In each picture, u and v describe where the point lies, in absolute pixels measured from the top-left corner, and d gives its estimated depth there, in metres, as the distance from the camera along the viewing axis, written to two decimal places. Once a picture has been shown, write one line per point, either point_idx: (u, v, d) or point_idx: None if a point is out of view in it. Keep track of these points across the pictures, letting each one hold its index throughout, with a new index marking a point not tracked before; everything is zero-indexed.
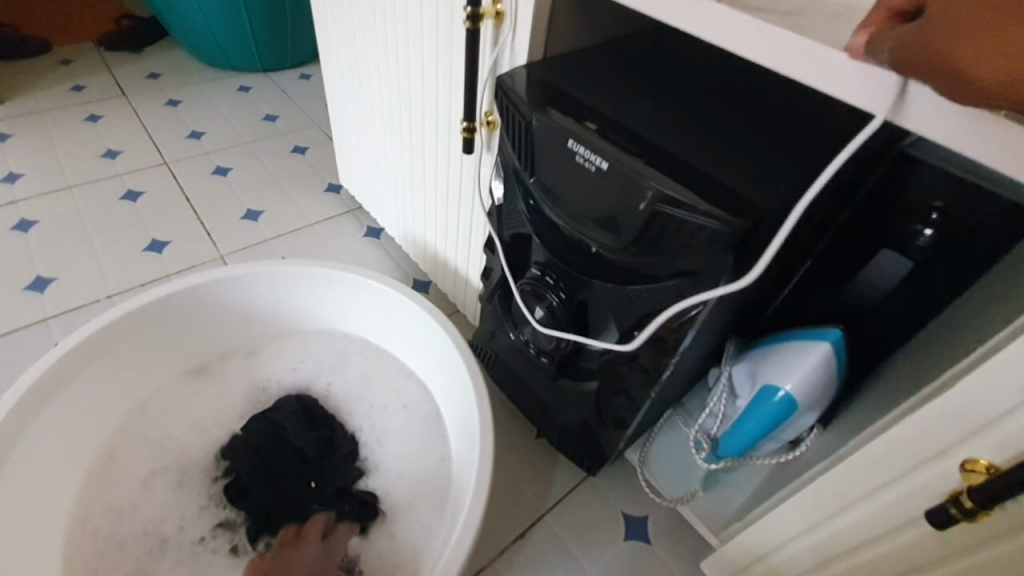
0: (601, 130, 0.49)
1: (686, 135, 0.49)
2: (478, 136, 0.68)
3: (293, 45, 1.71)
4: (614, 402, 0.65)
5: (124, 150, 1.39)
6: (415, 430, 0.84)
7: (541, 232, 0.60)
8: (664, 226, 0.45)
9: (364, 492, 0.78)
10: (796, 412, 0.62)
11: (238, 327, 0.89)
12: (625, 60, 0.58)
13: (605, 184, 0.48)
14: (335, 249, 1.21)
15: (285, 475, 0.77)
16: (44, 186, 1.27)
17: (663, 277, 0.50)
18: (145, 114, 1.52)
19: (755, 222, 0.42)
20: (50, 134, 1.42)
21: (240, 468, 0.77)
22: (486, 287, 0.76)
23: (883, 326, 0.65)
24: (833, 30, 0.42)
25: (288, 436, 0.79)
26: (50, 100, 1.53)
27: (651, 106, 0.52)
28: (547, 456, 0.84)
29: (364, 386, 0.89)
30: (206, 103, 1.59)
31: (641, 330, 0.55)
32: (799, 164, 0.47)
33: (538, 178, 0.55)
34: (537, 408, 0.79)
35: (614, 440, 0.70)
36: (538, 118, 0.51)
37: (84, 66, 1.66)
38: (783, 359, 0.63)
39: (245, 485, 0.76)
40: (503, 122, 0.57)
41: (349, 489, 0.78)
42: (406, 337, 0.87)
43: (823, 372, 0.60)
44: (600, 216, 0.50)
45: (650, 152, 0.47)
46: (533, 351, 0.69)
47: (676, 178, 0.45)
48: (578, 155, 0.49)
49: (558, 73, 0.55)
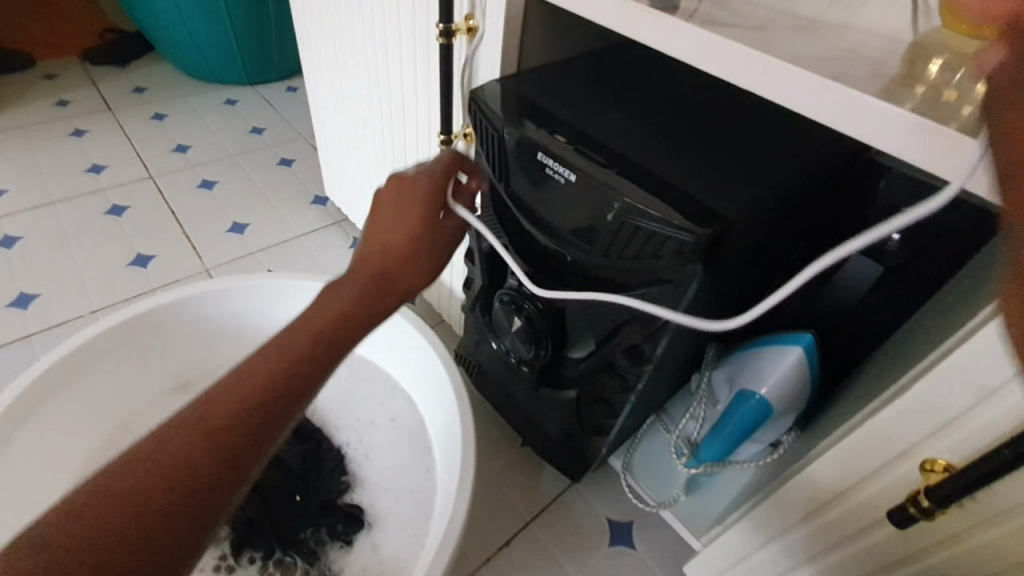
0: (571, 143, 0.50)
1: (654, 147, 0.50)
2: (456, 148, 0.69)
3: (279, 57, 1.72)
4: (594, 409, 0.66)
5: (109, 165, 1.39)
6: (400, 441, 0.84)
7: (517, 242, 0.60)
8: (633, 236, 0.47)
9: (349, 504, 0.79)
10: (772, 416, 0.63)
11: (222, 341, 0.89)
12: (598, 72, 0.59)
13: (577, 196, 0.49)
14: (321, 261, 1.21)
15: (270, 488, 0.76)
16: (28, 203, 1.27)
17: (635, 286, 0.51)
18: (130, 128, 1.52)
19: (719, 232, 0.43)
20: (34, 149, 1.42)
21: None
22: (467, 297, 0.76)
23: (858, 329, 0.66)
24: (791, 43, 0.43)
25: (273, 449, 0.79)
26: (33, 115, 1.52)
27: (621, 118, 0.53)
28: (531, 464, 0.85)
29: (349, 398, 0.89)
30: (192, 116, 1.59)
31: (617, 338, 0.56)
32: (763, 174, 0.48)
33: (512, 190, 0.56)
34: (521, 417, 0.80)
35: (596, 447, 0.71)
36: (511, 130, 0.52)
37: (68, 81, 1.66)
38: (757, 364, 0.64)
39: None
40: (477, 137, 0.58)
41: (333, 502, 0.79)
42: (390, 348, 0.88)
43: (796, 377, 0.61)
44: (572, 227, 0.51)
45: (619, 164, 0.48)
46: (514, 360, 0.70)
47: (643, 189, 0.46)
48: (549, 167, 0.50)
49: (531, 86, 0.56)
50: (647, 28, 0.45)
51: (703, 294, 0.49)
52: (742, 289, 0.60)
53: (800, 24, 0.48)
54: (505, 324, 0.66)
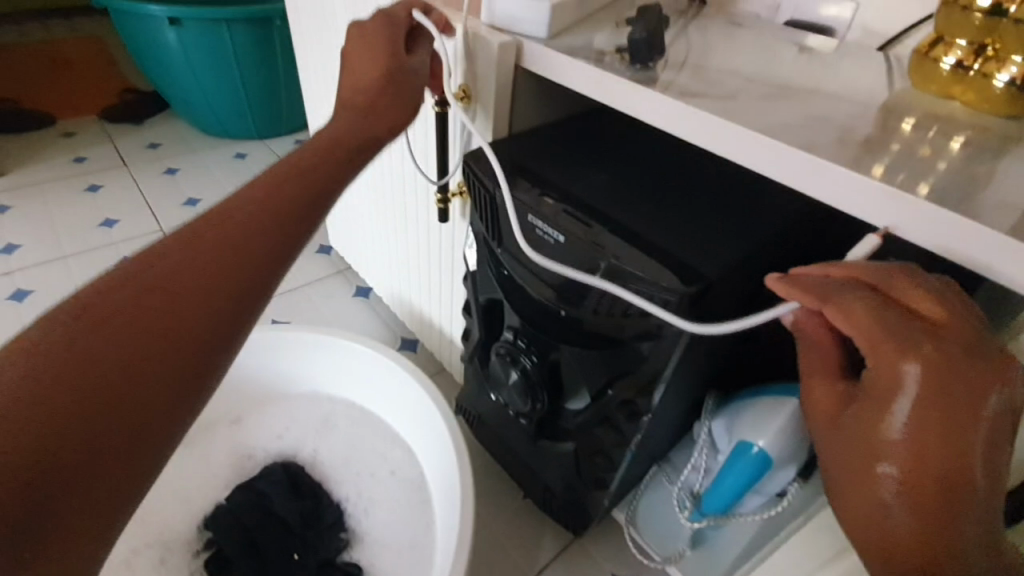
0: (560, 204, 0.52)
1: (639, 206, 0.52)
2: (454, 205, 0.72)
3: (288, 113, 1.80)
4: (593, 462, 0.65)
5: (121, 219, 1.43)
6: (400, 494, 0.84)
7: (511, 297, 0.62)
8: (621, 294, 0.48)
9: (348, 562, 0.77)
10: (773, 467, 0.62)
11: (224, 393, 0.90)
12: (585, 135, 0.62)
13: (566, 255, 0.51)
14: (325, 310, 1.23)
15: (268, 546, 0.76)
16: (41, 257, 1.30)
17: (627, 341, 0.52)
18: (143, 183, 1.57)
19: (704, 290, 0.44)
20: (49, 205, 1.47)
21: (223, 539, 0.76)
22: (466, 348, 0.77)
23: None
24: (763, 112, 0.46)
25: (271, 505, 0.79)
26: (51, 172, 1.58)
27: (608, 179, 0.56)
28: (533, 516, 0.83)
29: (349, 449, 0.89)
30: (203, 170, 1.65)
31: (611, 390, 0.57)
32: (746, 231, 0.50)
33: (505, 248, 0.58)
34: (521, 468, 0.79)
35: (596, 500, 0.70)
36: (501, 192, 0.54)
37: (86, 139, 1.73)
38: (756, 414, 0.64)
39: (227, 556, 0.75)
40: (472, 198, 0.61)
41: (333, 559, 0.77)
42: (391, 399, 0.88)
43: (795, 428, 0.61)
44: (563, 284, 0.53)
45: (606, 224, 0.50)
46: (512, 413, 0.70)
47: (629, 248, 0.48)
48: (539, 228, 0.52)
49: (522, 149, 0.59)
50: (633, 98, 0.49)
51: (694, 348, 0.50)
52: (735, 340, 0.62)
53: (773, 92, 0.51)
54: (501, 377, 0.66)
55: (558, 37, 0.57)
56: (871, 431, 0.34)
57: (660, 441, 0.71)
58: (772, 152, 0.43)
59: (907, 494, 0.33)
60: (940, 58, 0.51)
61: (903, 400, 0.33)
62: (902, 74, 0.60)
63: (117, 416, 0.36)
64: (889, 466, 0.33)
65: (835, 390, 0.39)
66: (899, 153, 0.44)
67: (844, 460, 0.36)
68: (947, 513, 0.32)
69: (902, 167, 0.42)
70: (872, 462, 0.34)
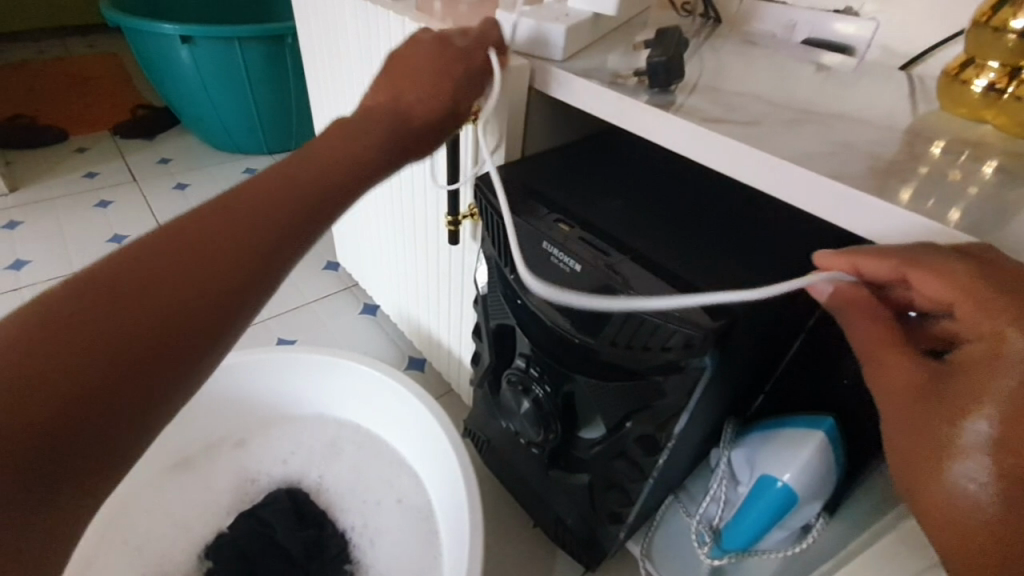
0: (575, 231, 0.51)
1: (657, 234, 0.51)
2: (465, 228, 0.70)
3: (298, 128, 1.80)
4: (607, 495, 0.63)
5: (130, 235, 1.44)
6: (407, 522, 0.81)
7: (523, 324, 0.60)
8: (641, 326, 0.46)
9: None
10: (798, 504, 0.60)
11: (229, 415, 0.88)
12: (600, 158, 0.61)
13: (581, 284, 0.49)
14: (332, 327, 1.22)
15: None
16: (50, 273, 1.31)
17: (645, 373, 0.49)
18: (154, 198, 1.58)
19: (726, 325, 0.43)
20: (60, 220, 1.47)
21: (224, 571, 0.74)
22: (475, 373, 0.75)
23: None
24: (786, 138, 0.45)
25: (275, 534, 0.77)
26: (62, 187, 1.59)
27: (623, 204, 0.54)
28: (544, 547, 0.81)
29: (355, 475, 0.87)
30: (213, 186, 1.65)
31: (628, 423, 0.54)
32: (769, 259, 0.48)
33: (517, 274, 0.56)
34: (531, 497, 0.77)
35: (609, 534, 0.67)
36: (514, 218, 0.53)
37: (98, 154, 1.75)
38: (778, 449, 0.61)
39: None
40: (483, 223, 0.59)
41: None
42: (398, 423, 0.86)
43: (821, 464, 0.59)
44: (578, 313, 0.51)
45: (623, 253, 0.48)
46: (523, 442, 0.68)
47: (648, 278, 0.46)
48: (553, 256, 0.51)
49: (535, 173, 0.58)
50: (656, 125, 0.47)
51: (715, 382, 0.48)
52: (755, 369, 0.59)
53: (796, 117, 0.49)
54: (513, 406, 0.64)
55: (572, 59, 0.55)
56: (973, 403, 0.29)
57: (677, 472, 0.69)
58: (799, 181, 0.41)
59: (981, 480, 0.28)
60: (972, 80, 0.49)
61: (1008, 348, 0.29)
62: (927, 95, 0.59)
63: (92, 412, 0.31)
64: (979, 433, 0.28)
65: (912, 371, 0.33)
66: (931, 180, 0.42)
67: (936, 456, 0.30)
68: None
69: (936, 196, 0.40)
70: (945, 454, 0.29)
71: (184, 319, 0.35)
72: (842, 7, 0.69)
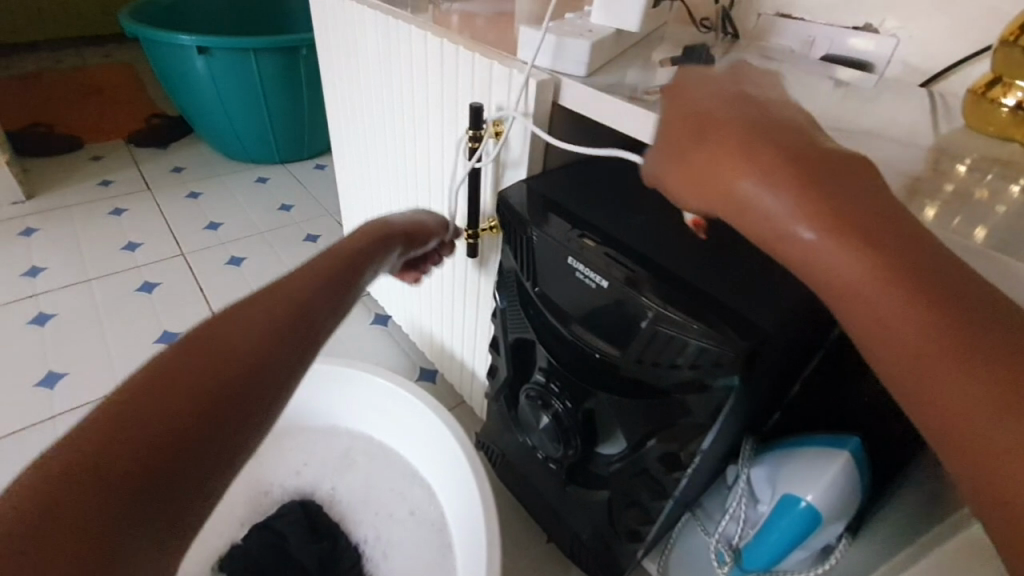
0: (601, 246, 0.50)
1: (681, 250, 0.50)
2: (483, 241, 0.71)
3: (310, 138, 1.81)
4: (626, 514, 0.62)
5: (144, 243, 1.44)
6: (420, 536, 0.81)
7: (543, 338, 0.59)
8: (669, 344, 0.45)
9: None
10: (822, 524, 0.59)
11: None
12: (620, 172, 0.61)
13: (606, 300, 0.49)
14: (344, 338, 1.21)
15: None
16: (64, 280, 1.31)
17: (671, 391, 0.49)
18: (167, 206, 1.59)
19: (755, 343, 0.42)
20: (75, 227, 1.48)
21: None
22: (491, 386, 0.75)
23: None
24: None
25: (289, 547, 0.77)
26: (78, 195, 1.61)
27: (646, 220, 0.54)
28: (558, 563, 0.80)
29: (367, 487, 0.86)
30: (226, 194, 1.66)
31: (651, 440, 0.54)
32: (796, 277, 0.48)
33: (540, 288, 0.56)
34: (546, 513, 0.76)
35: (628, 552, 0.66)
36: (538, 232, 0.53)
37: (113, 162, 1.76)
38: (801, 467, 0.60)
39: None
40: (505, 236, 0.59)
41: None
42: (411, 435, 0.86)
43: (846, 485, 0.57)
44: (604, 329, 0.50)
45: (650, 269, 0.48)
46: (541, 456, 0.67)
47: (676, 296, 0.45)
48: (578, 271, 0.50)
49: (558, 186, 0.58)
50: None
51: (741, 400, 0.47)
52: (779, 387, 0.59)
53: None
54: (532, 421, 0.64)
55: (595, 75, 0.56)
56: (840, 199, 0.27)
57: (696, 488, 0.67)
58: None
59: (892, 295, 0.25)
60: (1000, 98, 0.49)
61: (768, 198, 0.28)
62: (949, 111, 0.58)
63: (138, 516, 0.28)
64: (809, 240, 0.27)
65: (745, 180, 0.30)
66: (963, 199, 0.42)
67: (875, 305, 0.26)
68: (967, 290, 0.25)
69: (970, 216, 0.40)
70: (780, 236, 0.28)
71: (225, 409, 0.32)
72: (860, 24, 0.69)
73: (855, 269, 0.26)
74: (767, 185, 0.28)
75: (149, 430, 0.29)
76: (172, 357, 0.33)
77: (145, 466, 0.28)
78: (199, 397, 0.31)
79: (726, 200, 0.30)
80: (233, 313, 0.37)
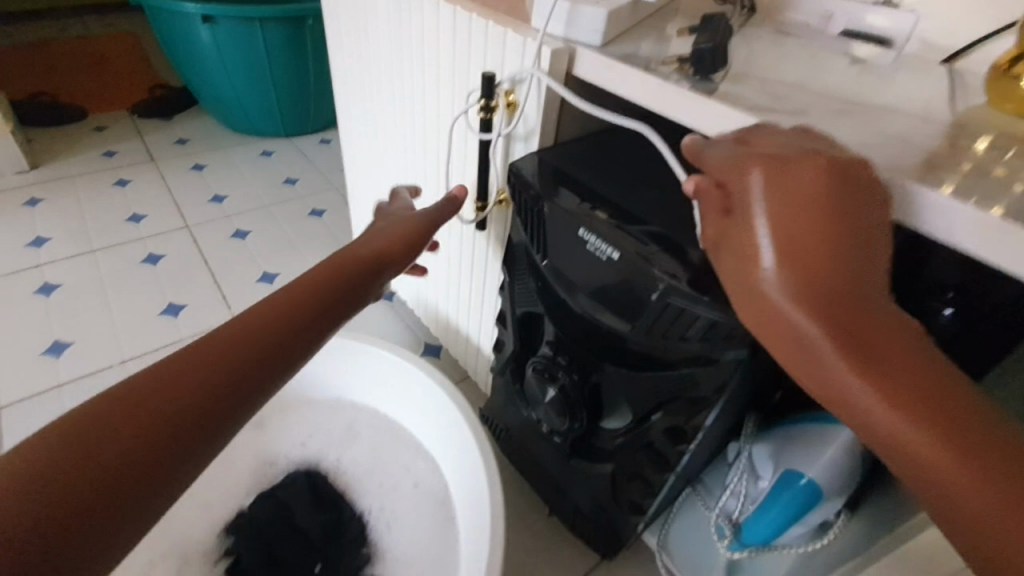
0: (612, 218, 0.50)
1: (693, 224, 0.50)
2: (492, 216, 0.69)
3: (315, 112, 1.79)
4: (629, 487, 0.63)
5: (149, 215, 1.44)
6: (423, 506, 0.82)
7: (551, 311, 0.59)
8: (678, 317, 0.45)
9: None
10: (823, 498, 0.59)
11: None
12: (632, 146, 0.60)
13: (617, 273, 0.48)
14: None
15: (291, 556, 0.75)
16: (69, 250, 1.31)
17: (678, 365, 0.49)
18: (171, 178, 1.58)
19: None
20: (80, 198, 1.48)
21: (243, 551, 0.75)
22: (497, 360, 0.75)
23: None
24: (831, 130, 0.44)
25: (294, 514, 0.78)
26: (82, 165, 1.60)
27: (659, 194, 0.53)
28: (559, 536, 0.81)
29: (371, 458, 0.87)
30: (230, 168, 1.65)
31: (657, 414, 0.54)
32: None
33: (549, 261, 0.56)
34: (549, 486, 0.77)
35: (628, 525, 0.68)
36: (549, 203, 0.52)
37: (116, 133, 1.75)
38: (805, 444, 0.61)
39: (247, 566, 0.74)
40: (516, 208, 0.58)
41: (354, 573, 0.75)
42: (415, 408, 0.86)
43: (848, 459, 0.58)
44: (612, 303, 0.50)
45: (661, 241, 0.47)
46: (546, 430, 0.68)
47: (685, 269, 0.45)
48: (589, 243, 0.50)
49: (570, 158, 0.57)
50: (699, 113, 0.47)
51: (749, 375, 0.47)
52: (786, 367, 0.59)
53: (840, 108, 0.48)
54: (538, 394, 0.64)
55: (609, 45, 0.54)
56: (877, 358, 0.31)
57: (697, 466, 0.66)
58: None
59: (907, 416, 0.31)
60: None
61: (773, 283, 0.34)
62: (970, 89, 0.57)
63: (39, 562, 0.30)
64: (865, 393, 0.32)
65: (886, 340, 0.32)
66: (981, 176, 0.41)
67: (904, 437, 0.31)
68: (941, 387, 0.31)
69: (989, 191, 0.39)
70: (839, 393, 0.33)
71: (142, 477, 0.35)
72: None
73: (864, 392, 0.32)
74: (804, 318, 0.33)
75: (79, 468, 0.33)
76: (100, 407, 0.36)
77: (68, 517, 0.32)
78: (170, 414, 0.37)
79: (776, 334, 0.35)
80: (182, 355, 0.40)
